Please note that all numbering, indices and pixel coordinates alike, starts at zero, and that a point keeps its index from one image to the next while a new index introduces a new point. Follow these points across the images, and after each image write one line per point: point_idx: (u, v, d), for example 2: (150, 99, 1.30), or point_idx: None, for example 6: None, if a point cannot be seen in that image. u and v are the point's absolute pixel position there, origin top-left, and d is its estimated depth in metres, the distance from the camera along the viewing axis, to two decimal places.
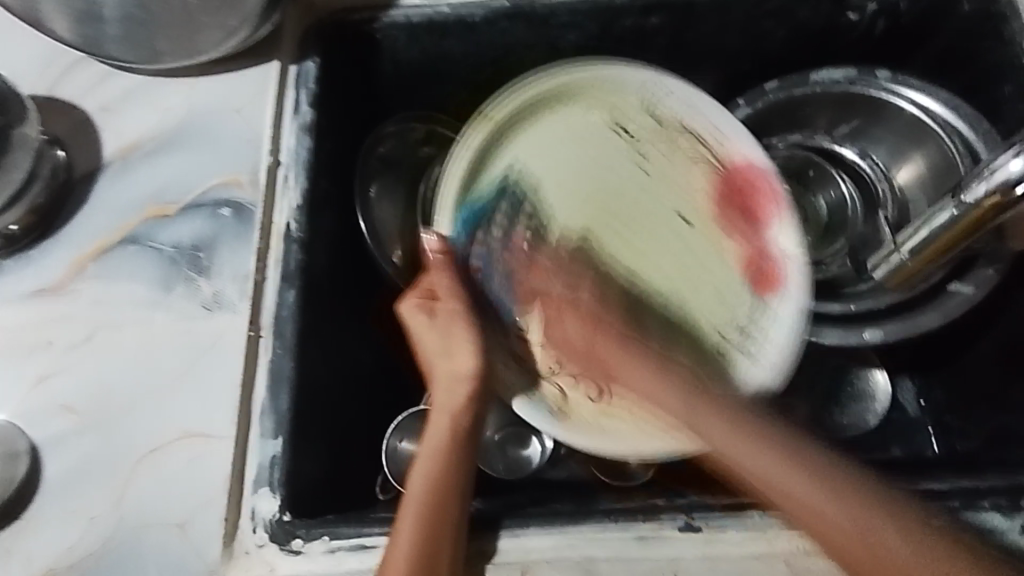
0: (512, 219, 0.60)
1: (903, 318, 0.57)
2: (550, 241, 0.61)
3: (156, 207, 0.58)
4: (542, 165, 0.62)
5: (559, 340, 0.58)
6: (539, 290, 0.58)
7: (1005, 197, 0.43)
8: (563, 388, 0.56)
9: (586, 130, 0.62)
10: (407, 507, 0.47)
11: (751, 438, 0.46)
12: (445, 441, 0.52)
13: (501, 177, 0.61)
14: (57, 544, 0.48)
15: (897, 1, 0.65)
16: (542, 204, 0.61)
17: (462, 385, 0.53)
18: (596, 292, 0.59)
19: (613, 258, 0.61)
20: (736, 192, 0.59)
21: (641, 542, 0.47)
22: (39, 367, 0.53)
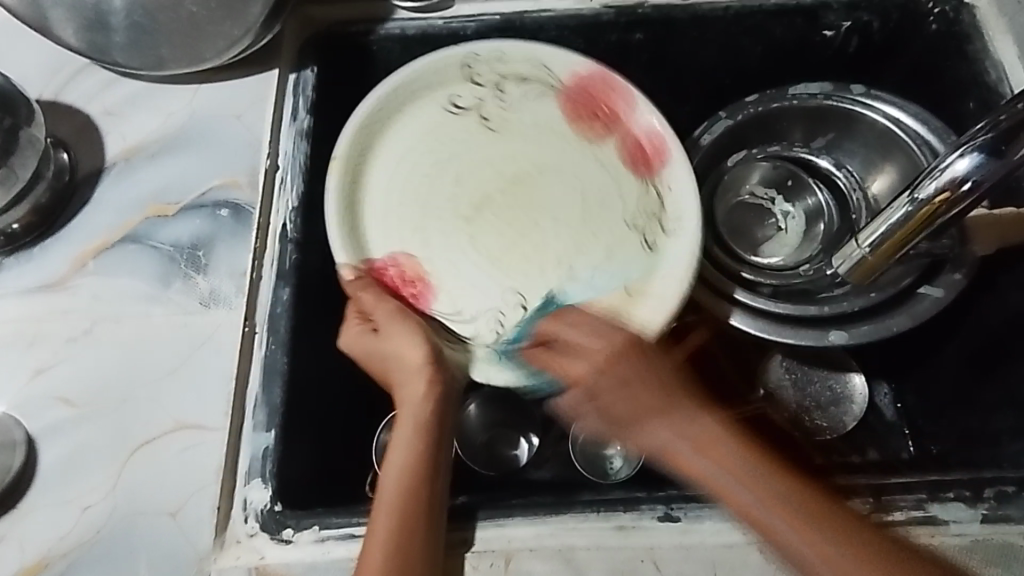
0: (394, 226, 0.60)
1: (877, 320, 0.60)
2: (448, 235, 0.61)
3: (155, 207, 0.60)
4: (414, 177, 0.62)
5: (488, 305, 0.58)
6: (462, 260, 0.60)
7: (953, 192, 0.45)
8: (510, 338, 0.57)
9: (440, 127, 0.63)
10: (379, 505, 0.47)
11: (699, 460, 0.47)
12: (410, 435, 0.51)
13: (377, 200, 0.60)
14: (49, 533, 0.49)
15: (869, 19, 0.68)
16: (422, 202, 0.61)
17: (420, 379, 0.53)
18: (494, 266, 0.60)
19: (510, 222, 0.61)
20: (592, 105, 0.63)
21: (621, 531, 0.48)
22: (38, 360, 0.54)
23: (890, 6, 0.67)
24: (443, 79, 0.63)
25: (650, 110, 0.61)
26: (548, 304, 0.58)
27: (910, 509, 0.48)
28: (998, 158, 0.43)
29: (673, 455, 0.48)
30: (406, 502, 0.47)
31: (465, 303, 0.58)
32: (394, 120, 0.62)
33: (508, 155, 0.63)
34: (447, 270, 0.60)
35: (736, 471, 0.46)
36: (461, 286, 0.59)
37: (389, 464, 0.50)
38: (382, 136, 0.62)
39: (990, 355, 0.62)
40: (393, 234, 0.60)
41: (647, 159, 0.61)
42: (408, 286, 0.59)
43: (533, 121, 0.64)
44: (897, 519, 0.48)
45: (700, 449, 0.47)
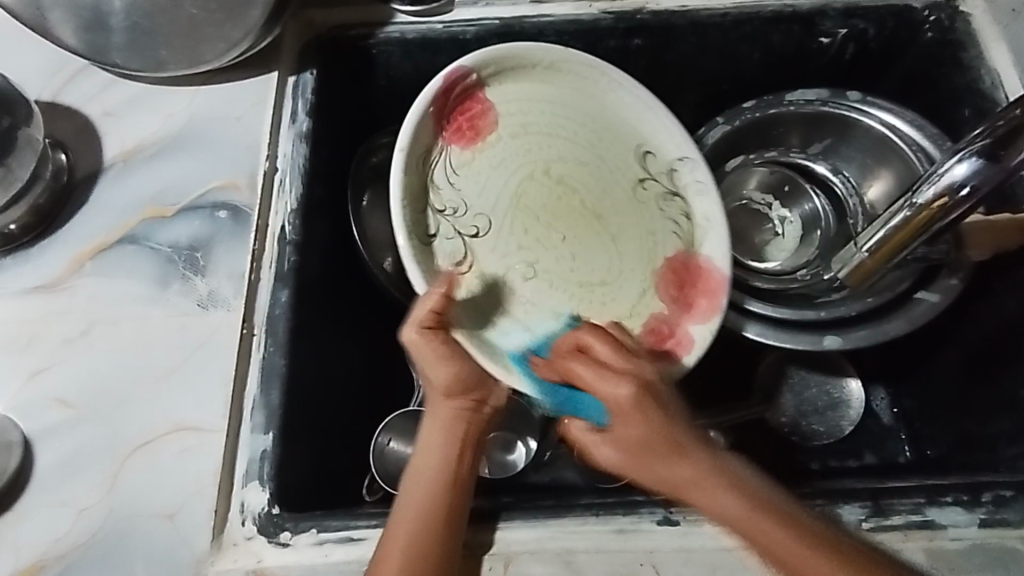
0: (460, 191, 0.61)
1: (874, 324, 0.60)
2: (498, 155, 0.63)
3: (154, 208, 0.59)
4: (504, 155, 0.63)
5: (473, 206, 0.62)
6: (486, 185, 0.62)
7: (951, 197, 0.46)
8: (444, 232, 0.60)
9: (558, 112, 0.64)
10: (403, 513, 0.47)
11: (723, 499, 0.46)
12: (442, 445, 0.51)
13: (457, 164, 0.62)
14: (45, 536, 0.48)
15: (865, 27, 0.69)
16: (518, 124, 0.64)
17: (447, 398, 0.52)
18: (491, 203, 0.62)
19: (564, 235, 0.62)
20: (685, 280, 0.60)
21: (620, 534, 0.48)
22: (34, 362, 0.54)
23: (886, 12, 0.68)
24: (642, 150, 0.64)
25: (723, 246, 0.60)
26: (491, 264, 0.61)
27: (908, 513, 0.48)
28: (995, 163, 0.43)
29: (682, 484, 0.47)
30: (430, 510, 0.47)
31: (464, 186, 0.62)
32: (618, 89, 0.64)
33: (606, 173, 0.64)
34: (489, 246, 0.61)
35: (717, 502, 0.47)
36: (472, 185, 0.62)
37: (416, 472, 0.50)
38: (589, 82, 0.64)
39: (985, 359, 0.62)
40: (450, 198, 0.61)
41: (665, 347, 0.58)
42: (466, 121, 0.62)
43: (661, 165, 0.64)
44: (896, 523, 0.48)
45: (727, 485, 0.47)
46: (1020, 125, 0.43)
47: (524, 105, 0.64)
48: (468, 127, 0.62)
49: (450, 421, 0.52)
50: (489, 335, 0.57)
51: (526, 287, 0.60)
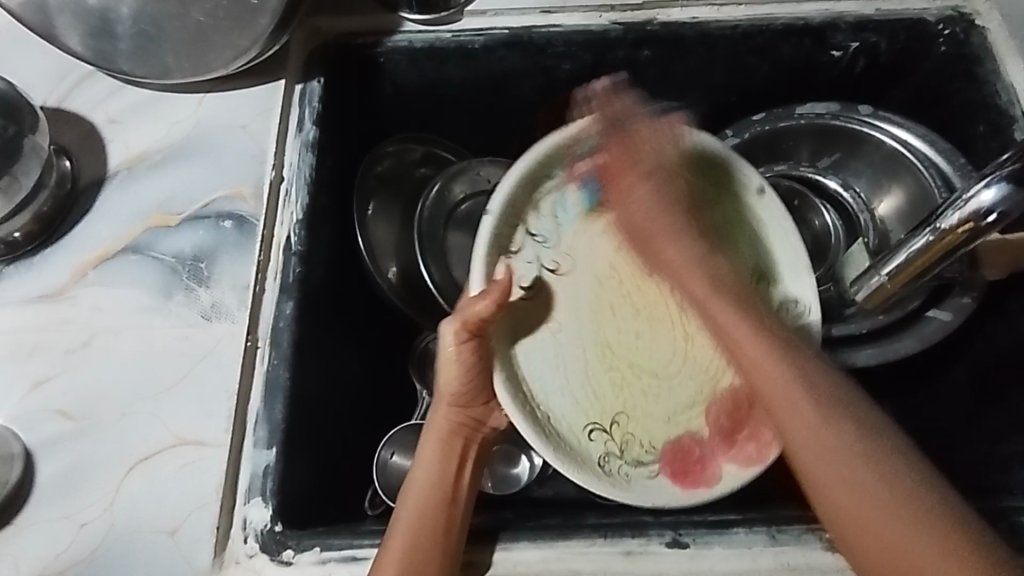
0: (562, 230, 0.63)
1: (885, 342, 0.60)
2: (646, 219, 0.64)
3: (158, 217, 0.59)
4: (612, 225, 0.63)
5: (559, 246, 0.62)
6: (586, 243, 0.63)
7: (977, 223, 0.46)
8: (523, 247, 0.61)
9: (698, 181, 0.63)
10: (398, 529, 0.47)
11: (802, 416, 0.47)
12: (445, 458, 0.52)
13: (584, 207, 0.63)
14: (46, 550, 0.48)
15: (876, 40, 0.68)
16: (716, 220, 0.62)
17: (450, 409, 0.54)
18: (581, 253, 0.63)
19: (631, 317, 0.62)
20: (738, 413, 0.58)
21: (628, 556, 0.47)
22: (35, 374, 0.53)
23: (899, 26, 0.67)
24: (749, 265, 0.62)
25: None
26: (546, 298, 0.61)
27: None
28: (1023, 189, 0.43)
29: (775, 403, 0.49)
30: (425, 528, 0.47)
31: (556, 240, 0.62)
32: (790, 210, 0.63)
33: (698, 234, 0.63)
34: (558, 291, 0.61)
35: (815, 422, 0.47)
36: (589, 235, 0.63)
37: (413, 482, 0.51)
38: (752, 171, 0.64)
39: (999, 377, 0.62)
40: (547, 228, 0.62)
41: (692, 474, 0.56)
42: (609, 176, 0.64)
43: (757, 265, 0.62)
44: None
45: (825, 417, 0.47)
46: None
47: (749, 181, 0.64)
48: (603, 174, 0.63)
49: (448, 432, 0.53)
50: (517, 354, 0.58)
51: (566, 351, 0.60)
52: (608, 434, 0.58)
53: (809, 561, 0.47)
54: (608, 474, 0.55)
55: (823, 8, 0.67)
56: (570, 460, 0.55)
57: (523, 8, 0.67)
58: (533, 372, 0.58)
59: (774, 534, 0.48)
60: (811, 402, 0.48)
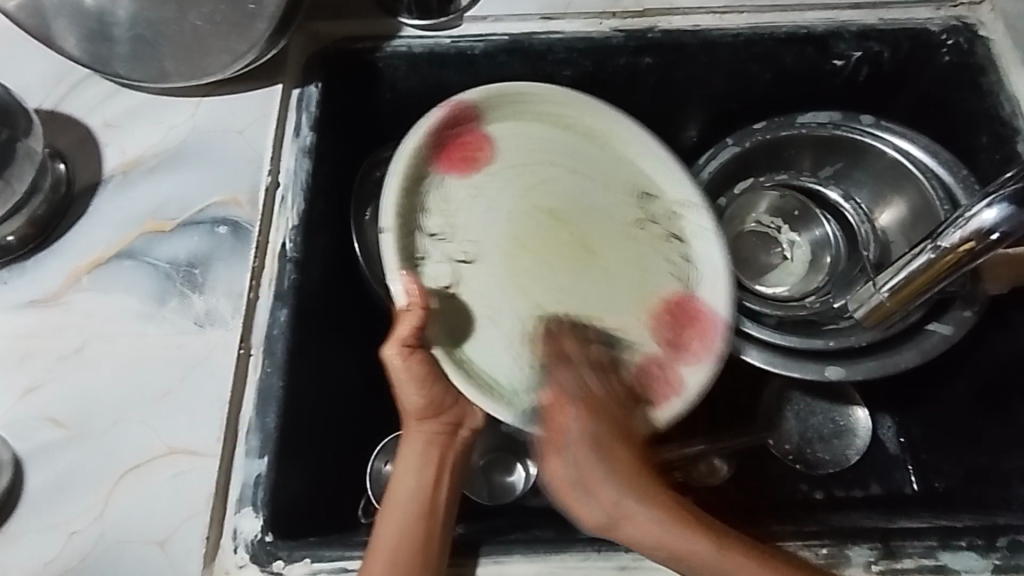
0: (454, 219, 0.61)
1: (883, 355, 0.59)
2: (506, 192, 0.63)
3: (153, 222, 0.58)
4: (494, 196, 0.63)
5: (469, 235, 0.61)
6: (486, 212, 0.62)
7: (979, 242, 0.45)
8: (426, 252, 0.59)
9: (541, 148, 0.65)
10: (381, 544, 0.47)
11: (726, 469, 0.53)
12: (423, 471, 0.52)
13: (448, 190, 0.62)
14: (33, 559, 0.47)
15: (879, 50, 0.68)
16: (566, 168, 0.65)
17: (421, 422, 0.54)
18: (487, 227, 0.62)
19: (560, 262, 0.62)
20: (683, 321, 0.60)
21: (622, 571, 0.47)
22: (27, 379, 0.53)
23: (902, 36, 0.66)
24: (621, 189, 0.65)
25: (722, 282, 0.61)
26: (476, 284, 0.59)
27: (920, 556, 0.47)
28: None
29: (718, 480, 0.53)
30: (409, 543, 0.47)
31: (458, 219, 0.61)
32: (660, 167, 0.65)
33: (604, 199, 0.65)
34: (476, 278, 0.60)
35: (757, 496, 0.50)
36: (478, 216, 0.62)
37: (393, 497, 0.50)
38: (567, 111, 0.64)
39: (1000, 392, 0.61)
40: (438, 224, 0.60)
41: (660, 395, 0.56)
42: (460, 148, 0.62)
43: (663, 210, 0.64)
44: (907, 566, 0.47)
45: (742, 477, 0.52)
46: None
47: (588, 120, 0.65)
48: (463, 158, 0.62)
49: (425, 443, 0.53)
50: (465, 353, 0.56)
51: (501, 326, 0.58)
52: None
53: None
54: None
55: (825, 17, 0.67)
56: (540, 422, 0.54)
57: (524, 15, 0.67)
58: (480, 371, 0.56)
59: (769, 550, 0.47)
60: (729, 474, 0.53)
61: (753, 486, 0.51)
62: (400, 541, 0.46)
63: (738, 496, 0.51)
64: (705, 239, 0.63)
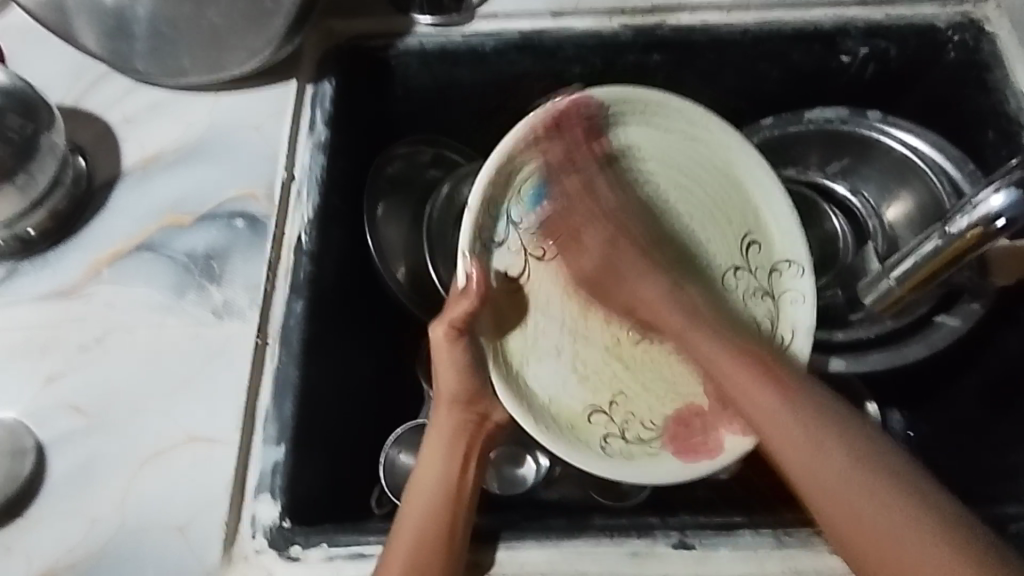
0: (543, 215, 0.62)
1: (893, 348, 0.60)
2: (617, 181, 0.63)
3: (171, 216, 0.59)
4: (621, 171, 0.62)
5: (535, 240, 0.62)
6: (581, 201, 0.63)
7: (985, 228, 0.46)
8: (504, 242, 0.60)
9: (671, 167, 0.63)
10: (403, 528, 0.48)
11: (778, 423, 0.51)
12: (454, 458, 0.53)
13: (546, 175, 0.61)
14: (57, 543, 0.48)
15: (886, 46, 0.68)
16: (682, 180, 0.63)
17: (452, 409, 0.55)
18: (587, 211, 0.62)
19: (633, 258, 0.62)
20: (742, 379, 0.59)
21: (634, 558, 0.47)
22: (49, 368, 0.54)
23: (909, 32, 0.67)
24: (727, 241, 0.64)
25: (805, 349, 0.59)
26: (540, 292, 0.62)
27: None
28: None
29: (778, 440, 0.50)
30: (433, 530, 0.47)
31: (535, 219, 0.61)
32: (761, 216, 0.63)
33: (709, 228, 0.64)
34: (540, 284, 0.62)
35: (802, 461, 0.48)
36: (552, 214, 0.62)
37: (418, 482, 0.51)
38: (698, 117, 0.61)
39: (1007, 386, 0.62)
40: (527, 215, 0.61)
41: (693, 447, 0.58)
42: (580, 139, 0.61)
43: (766, 262, 0.63)
44: None
45: (834, 438, 0.48)
46: None
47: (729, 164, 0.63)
48: (567, 157, 0.60)
49: (453, 430, 0.54)
50: (512, 353, 0.59)
51: (536, 334, 0.61)
52: (608, 416, 0.60)
53: (816, 565, 0.47)
54: (611, 455, 0.57)
55: (833, 14, 0.68)
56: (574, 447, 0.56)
57: (535, 13, 0.68)
58: (527, 385, 0.59)
59: (780, 538, 0.48)
60: (836, 457, 0.47)
61: (840, 449, 0.48)
62: (428, 523, 0.48)
63: (785, 454, 0.49)
64: (798, 306, 0.61)
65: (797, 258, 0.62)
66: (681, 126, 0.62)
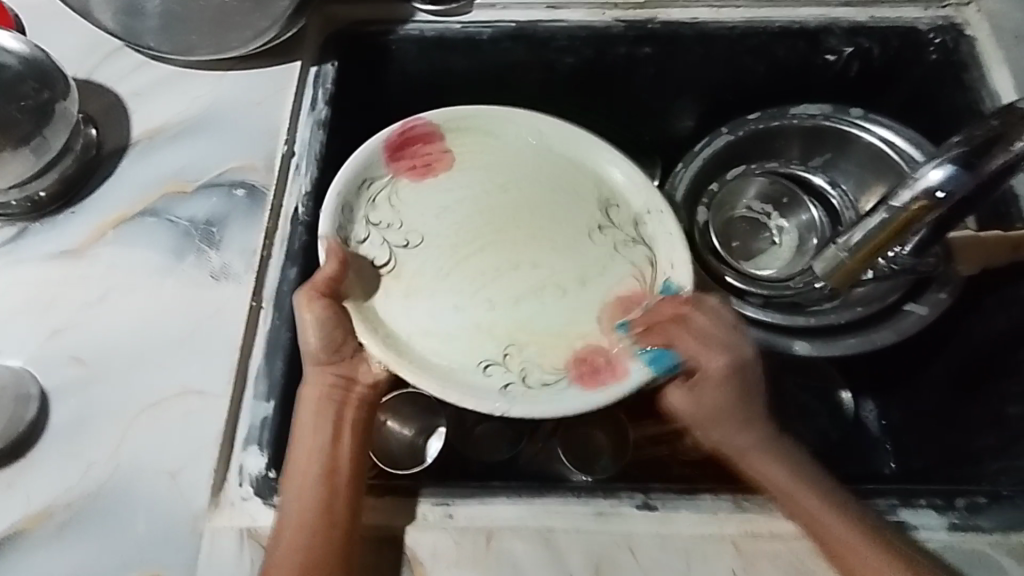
0: (397, 216, 0.61)
1: (862, 333, 0.63)
2: (465, 187, 0.64)
3: (174, 184, 0.62)
4: (454, 187, 0.64)
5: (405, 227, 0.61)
6: (444, 208, 0.63)
7: (928, 201, 0.48)
8: (365, 237, 0.59)
9: (487, 198, 0.63)
10: (287, 523, 0.47)
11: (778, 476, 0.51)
12: (318, 441, 0.51)
13: (399, 194, 0.62)
14: (54, 484, 0.51)
15: (870, 46, 0.71)
16: (506, 176, 0.64)
17: (321, 366, 0.54)
18: (452, 227, 0.62)
19: (511, 241, 0.61)
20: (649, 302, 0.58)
21: (599, 516, 0.50)
22: (54, 323, 0.57)
23: (891, 33, 0.70)
24: (587, 184, 0.65)
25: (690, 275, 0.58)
26: (423, 270, 0.59)
27: (880, 511, 0.50)
28: (969, 171, 0.46)
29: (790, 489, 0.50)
30: (308, 517, 0.47)
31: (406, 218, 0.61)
32: (591, 173, 0.65)
33: (569, 203, 0.64)
34: (419, 263, 0.59)
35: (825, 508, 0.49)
36: (415, 219, 0.62)
37: (291, 466, 0.50)
38: (489, 115, 0.65)
39: (973, 374, 0.64)
40: (385, 216, 0.61)
41: (596, 373, 0.54)
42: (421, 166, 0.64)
43: (627, 218, 0.63)
44: (866, 520, 0.50)
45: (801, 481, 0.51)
46: (996, 135, 0.46)
47: (547, 128, 0.66)
48: (422, 165, 0.64)
49: (316, 406, 0.53)
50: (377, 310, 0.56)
51: (434, 291, 0.58)
52: (505, 366, 0.55)
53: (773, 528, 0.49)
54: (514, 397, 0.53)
55: (817, 13, 0.70)
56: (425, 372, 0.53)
57: (530, 5, 0.71)
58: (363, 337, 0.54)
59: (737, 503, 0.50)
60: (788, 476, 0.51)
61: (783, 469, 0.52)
62: (308, 512, 0.47)
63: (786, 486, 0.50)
64: (670, 241, 0.60)
65: (656, 207, 0.62)
66: (493, 120, 0.65)
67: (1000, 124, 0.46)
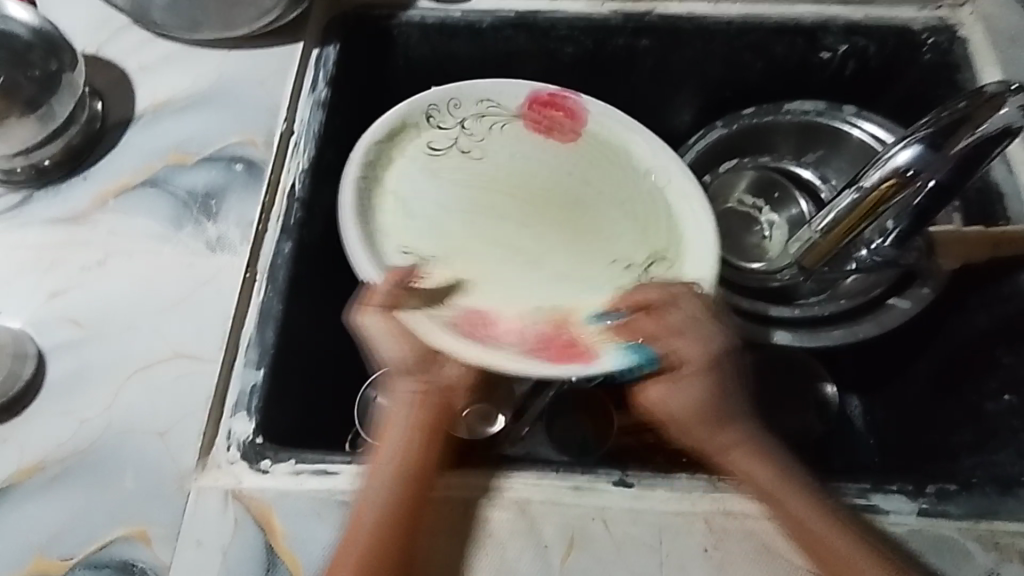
0: (442, 159, 0.67)
1: (847, 325, 0.63)
2: (521, 149, 0.69)
3: (175, 156, 0.64)
4: (512, 147, 0.69)
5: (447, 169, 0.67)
6: (491, 163, 0.68)
7: (898, 179, 0.51)
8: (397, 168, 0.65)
9: (527, 170, 0.68)
10: (361, 514, 0.48)
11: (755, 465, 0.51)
12: (402, 439, 0.52)
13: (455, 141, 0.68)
14: (49, 439, 0.53)
15: (865, 45, 0.72)
16: (557, 167, 0.68)
17: (404, 379, 0.55)
18: (489, 176, 0.67)
19: (521, 212, 0.66)
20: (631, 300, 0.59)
21: (576, 491, 0.51)
22: (54, 285, 0.58)
23: (886, 32, 0.71)
24: (630, 196, 0.67)
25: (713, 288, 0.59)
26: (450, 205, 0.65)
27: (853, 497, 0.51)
28: (935, 151, 0.49)
29: (770, 488, 0.49)
30: (377, 514, 0.48)
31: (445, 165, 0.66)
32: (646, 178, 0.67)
33: (611, 198, 0.67)
34: (438, 199, 0.65)
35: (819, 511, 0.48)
36: (454, 166, 0.67)
37: (369, 468, 0.51)
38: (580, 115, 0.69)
39: (954, 372, 0.64)
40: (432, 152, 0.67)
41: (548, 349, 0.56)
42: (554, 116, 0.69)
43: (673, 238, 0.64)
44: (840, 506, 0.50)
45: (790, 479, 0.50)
46: (960, 118, 0.49)
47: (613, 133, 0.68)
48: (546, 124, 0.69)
49: (409, 403, 0.54)
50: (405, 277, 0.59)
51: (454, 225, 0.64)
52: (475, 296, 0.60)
53: (747, 509, 0.50)
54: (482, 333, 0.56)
55: (813, 11, 0.72)
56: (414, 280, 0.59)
57: None
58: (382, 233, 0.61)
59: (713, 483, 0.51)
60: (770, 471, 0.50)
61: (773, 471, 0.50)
62: (373, 514, 0.48)
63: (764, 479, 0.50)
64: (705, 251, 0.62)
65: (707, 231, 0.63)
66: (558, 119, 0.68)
67: (964, 106, 0.49)
